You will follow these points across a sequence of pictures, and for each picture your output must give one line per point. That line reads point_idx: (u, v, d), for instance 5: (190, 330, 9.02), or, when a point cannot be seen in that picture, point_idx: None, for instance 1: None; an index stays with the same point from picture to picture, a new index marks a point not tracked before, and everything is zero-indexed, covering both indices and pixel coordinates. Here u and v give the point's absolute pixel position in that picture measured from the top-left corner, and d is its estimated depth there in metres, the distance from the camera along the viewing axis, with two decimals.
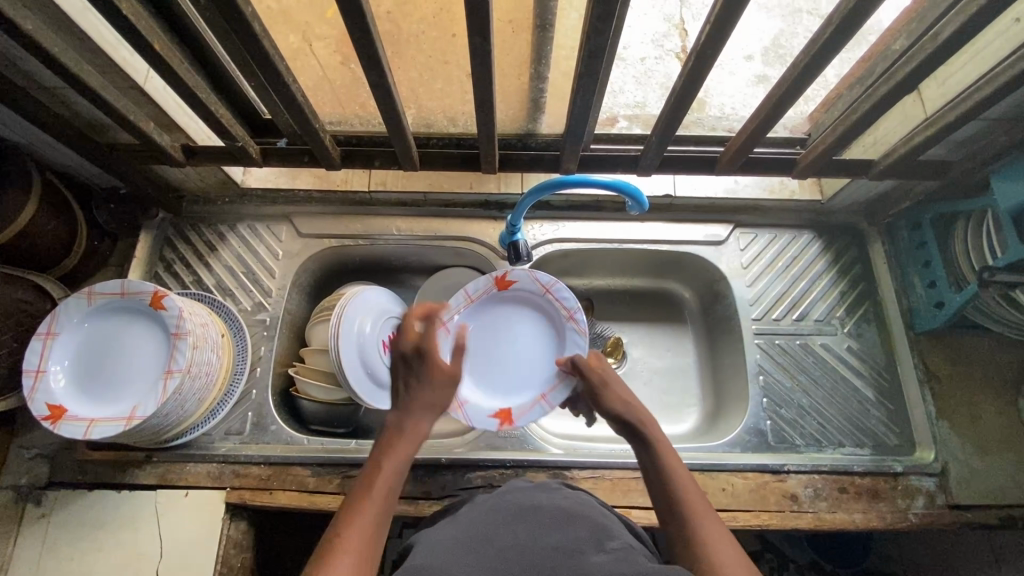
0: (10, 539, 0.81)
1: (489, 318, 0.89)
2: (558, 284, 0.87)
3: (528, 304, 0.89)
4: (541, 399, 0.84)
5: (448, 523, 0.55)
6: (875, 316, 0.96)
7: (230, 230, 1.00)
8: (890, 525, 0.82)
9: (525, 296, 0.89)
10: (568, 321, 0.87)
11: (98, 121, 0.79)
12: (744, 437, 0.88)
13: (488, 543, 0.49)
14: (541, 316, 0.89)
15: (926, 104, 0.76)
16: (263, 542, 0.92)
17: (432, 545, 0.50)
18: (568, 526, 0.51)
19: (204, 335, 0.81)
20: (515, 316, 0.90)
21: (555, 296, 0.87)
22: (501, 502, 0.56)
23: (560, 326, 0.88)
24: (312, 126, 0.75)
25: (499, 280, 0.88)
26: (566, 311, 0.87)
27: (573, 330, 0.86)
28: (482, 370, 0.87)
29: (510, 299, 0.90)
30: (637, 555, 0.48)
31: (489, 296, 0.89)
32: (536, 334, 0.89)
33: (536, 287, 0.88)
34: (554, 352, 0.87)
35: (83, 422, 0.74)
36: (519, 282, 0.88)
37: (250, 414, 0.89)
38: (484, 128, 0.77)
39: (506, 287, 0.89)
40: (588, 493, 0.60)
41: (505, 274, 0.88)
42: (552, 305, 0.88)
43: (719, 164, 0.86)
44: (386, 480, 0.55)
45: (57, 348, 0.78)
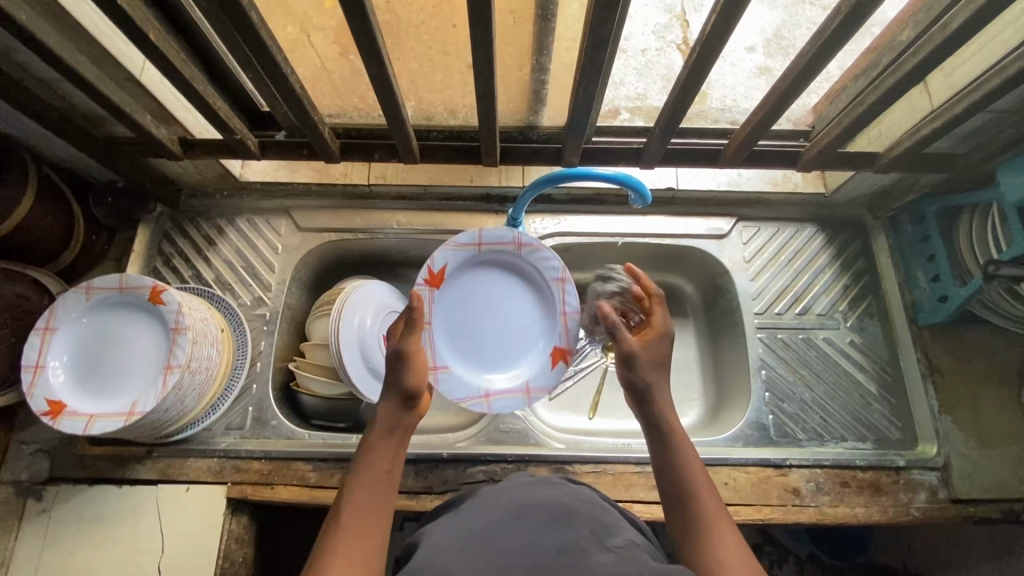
0: (11, 534, 0.81)
1: (459, 308, 0.86)
2: (485, 228, 0.84)
3: (471, 272, 0.86)
4: (566, 316, 0.86)
5: (450, 519, 0.56)
6: (878, 310, 0.95)
7: (228, 224, 0.99)
8: (892, 519, 0.82)
9: (466, 265, 0.86)
10: (520, 249, 0.85)
11: (94, 114, 0.78)
12: (746, 431, 0.88)
13: (490, 540, 0.49)
14: (498, 265, 0.87)
15: (932, 97, 0.76)
16: (264, 536, 0.92)
17: (435, 542, 0.50)
18: (571, 523, 0.51)
19: (204, 330, 0.80)
20: (478, 287, 0.87)
21: (489, 240, 0.85)
22: (504, 498, 0.56)
23: (518, 259, 0.86)
24: (311, 118, 0.74)
25: (431, 276, 0.84)
26: (513, 243, 0.85)
27: (529, 250, 0.85)
28: (508, 346, 0.86)
29: (459, 279, 0.86)
30: (640, 553, 0.48)
31: (443, 292, 0.85)
32: (505, 282, 0.87)
33: (468, 250, 0.85)
34: (534, 275, 0.87)
35: (83, 417, 0.74)
36: (449, 260, 0.85)
37: (250, 409, 0.89)
38: (485, 120, 0.76)
39: (441, 277, 0.85)
40: (590, 487, 0.60)
41: (430, 268, 0.83)
42: (495, 250, 0.86)
43: (722, 157, 0.85)
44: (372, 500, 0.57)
45: (55, 343, 0.77)
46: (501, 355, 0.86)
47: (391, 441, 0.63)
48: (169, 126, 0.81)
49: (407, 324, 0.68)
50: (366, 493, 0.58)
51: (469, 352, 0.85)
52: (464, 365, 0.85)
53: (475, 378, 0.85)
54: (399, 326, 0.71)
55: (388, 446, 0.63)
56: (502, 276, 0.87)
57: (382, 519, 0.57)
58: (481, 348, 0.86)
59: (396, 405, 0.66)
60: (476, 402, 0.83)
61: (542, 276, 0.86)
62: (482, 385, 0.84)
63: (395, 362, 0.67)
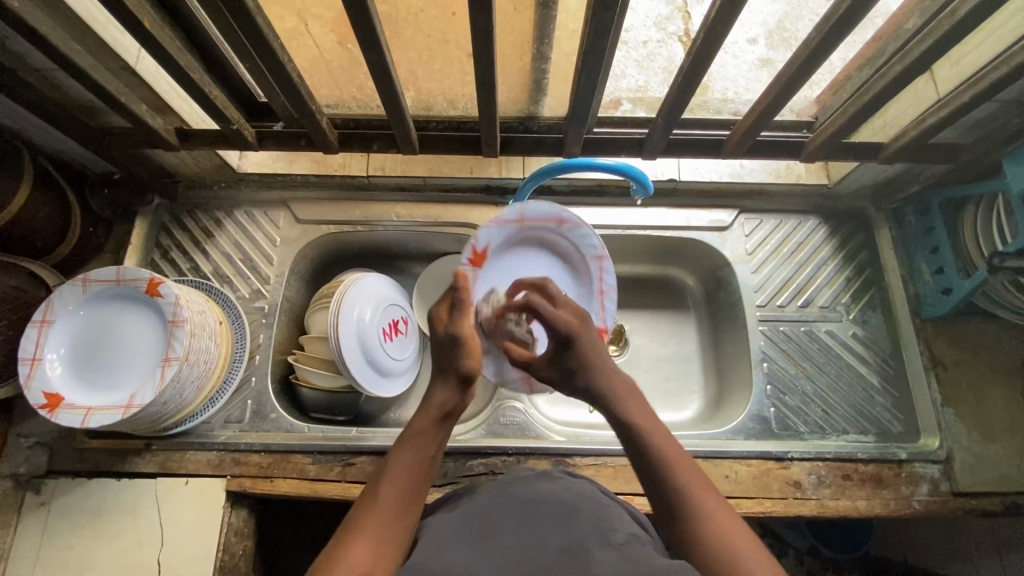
0: (10, 528, 0.80)
1: (502, 287, 0.84)
2: (529, 203, 0.81)
3: (510, 250, 0.85)
4: (604, 294, 0.87)
5: (449, 516, 0.54)
6: (881, 302, 0.94)
7: (226, 217, 0.98)
8: (893, 512, 0.81)
9: (508, 241, 0.84)
10: (560, 225, 0.85)
11: (90, 104, 0.77)
12: (748, 424, 0.88)
13: (490, 539, 0.48)
14: (537, 242, 0.86)
15: (938, 86, 0.75)
16: (264, 529, 0.92)
17: (434, 542, 0.49)
18: (572, 519, 0.50)
19: (202, 322, 0.80)
20: (520, 265, 0.85)
21: (530, 215, 0.82)
22: (502, 493, 0.55)
23: (558, 235, 0.86)
24: (309, 108, 0.73)
25: (475, 255, 0.82)
26: (556, 219, 0.84)
27: (569, 228, 0.85)
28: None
29: (502, 256, 0.84)
30: (642, 549, 0.47)
31: (485, 271, 0.83)
32: (544, 261, 0.86)
33: (511, 226, 0.83)
34: (573, 251, 0.87)
35: (81, 411, 0.74)
36: (491, 237, 0.82)
37: (249, 402, 0.88)
38: (485, 109, 0.75)
39: (484, 254, 0.83)
40: (590, 481, 0.60)
41: (473, 247, 0.81)
42: (537, 225, 0.84)
43: (725, 148, 0.84)
44: (404, 489, 0.56)
45: (53, 336, 0.77)
46: None
47: (438, 426, 0.63)
48: (165, 116, 0.80)
49: (453, 305, 0.71)
50: (403, 475, 0.57)
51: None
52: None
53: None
54: (444, 311, 0.72)
55: (434, 431, 0.62)
56: (541, 253, 0.86)
57: (414, 504, 0.55)
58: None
59: (450, 391, 0.65)
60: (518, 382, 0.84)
61: (581, 253, 0.87)
62: (525, 366, 0.84)
63: (451, 345, 0.68)
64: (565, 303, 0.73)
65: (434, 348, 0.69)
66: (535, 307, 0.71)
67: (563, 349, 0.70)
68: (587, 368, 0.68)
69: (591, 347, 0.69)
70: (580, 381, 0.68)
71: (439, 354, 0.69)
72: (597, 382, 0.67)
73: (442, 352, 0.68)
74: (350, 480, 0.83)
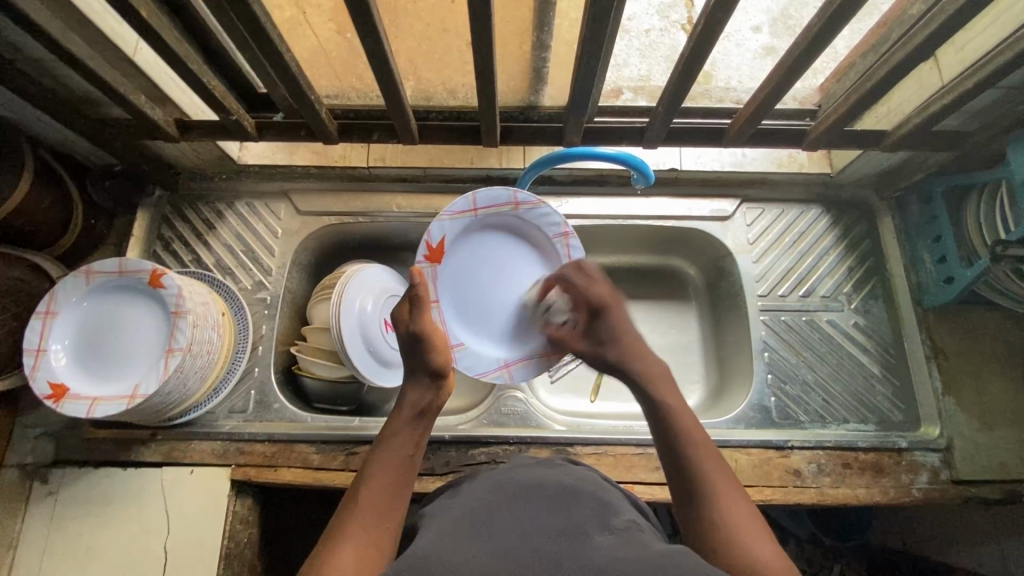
0: (18, 516, 0.82)
1: (462, 277, 0.84)
2: (480, 191, 0.82)
3: (468, 239, 0.84)
4: None
5: (452, 501, 0.55)
6: (883, 292, 0.94)
7: (228, 208, 0.98)
8: (893, 500, 0.82)
9: (463, 232, 0.84)
10: (518, 208, 0.84)
11: (89, 96, 0.77)
12: (748, 413, 0.88)
13: (492, 523, 0.49)
14: (495, 228, 0.86)
15: (943, 72, 0.74)
16: (269, 517, 0.93)
17: (436, 527, 0.50)
18: (573, 505, 0.51)
19: (204, 313, 0.80)
20: (477, 252, 0.85)
21: (483, 202, 0.82)
22: (503, 479, 0.56)
23: (517, 217, 0.86)
24: (308, 98, 0.73)
25: (431, 252, 0.82)
26: (511, 202, 0.83)
27: (526, 210, 0.84)
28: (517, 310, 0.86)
29: (458, 246, 0.84)
30: (643, 535, 0.48)
31: (443, 263, 0.83)
32: (505, 245, 0.86)
33: (465, 217, 0.83)
34: (537, 232, 0.86)
35: (85, 401, 0.74)
36: (445, 231, 0.82)
37: (253, 392, 0.89)
38: (484, 98, 0.75)
39: (438, 249, 0.82)
40: (591, 468, 0.61)
41: (427, 242, 0.81)
42: (492, 211, 0.84)
43: (727, 136, 0.83)
44: (387, 488, 0.57)
45: (57, 327, 0.77)
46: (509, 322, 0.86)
47: (413, 424, 0.64)
48: (166, 107, 0.80)
49: (412, 303, 0.69)
50: (383, 474, 0.58)
51: (479, 323, 0.85)
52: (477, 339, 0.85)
53: (490, 350, 0.85)
54: (404, 311, 0.71)
55: (410, 430, 0.64)
56: (503, 237, 0.86)
57: (397, 501, 0.57)
58: (491, 319, 0.85)
59: (423, 390, 0.67)
60: (497, 373, 0.83)
61: (545, 233, 0.86)
62: (499, 356, 0.84)
63: (416, 345, 0.68)
64: (600, 282, 0.77)
65: (401, 349, 0.70)
66: (575, 281, 0.78)
67: (598, 320, 0.75)
68: (621, 338, 0.73)
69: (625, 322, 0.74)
70: (610, 353, 0.73)
71: (408, 353, 0.69)
72: (635, 354, 0.71)
73: (410, 354, 0.69)
74: (353, 469, 0.84)
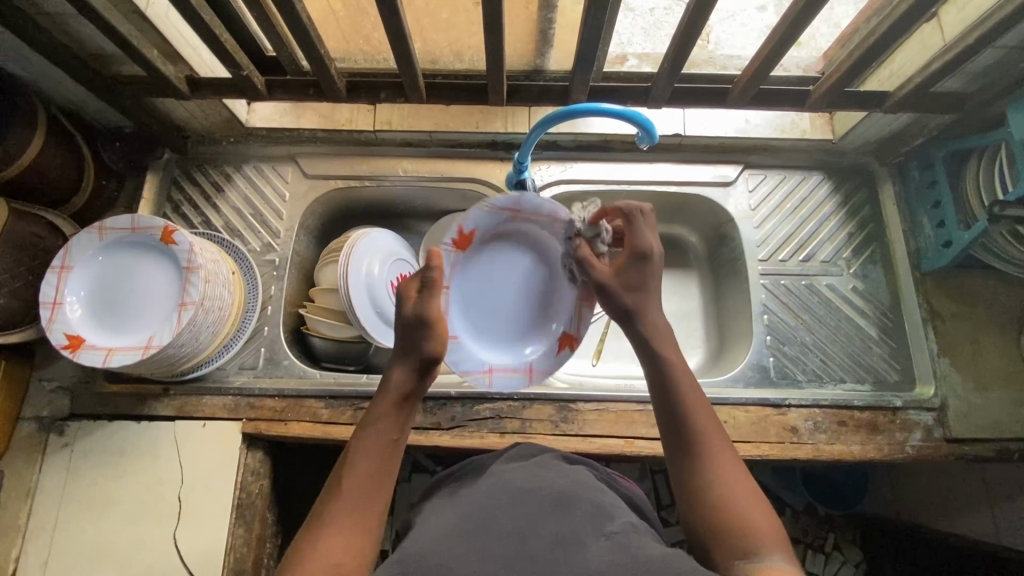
0: (37, 465, 0.84)
1: (482, 277, 0.82)
2: (528, 197, 0.77)
3: (498, 237, 0.81)
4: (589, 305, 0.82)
5: (451, 503, 0.59)
6: (882, 257, 0.96)
7: (236, 171, 0.99)
8: (886, 456, 0.84)
9: (496, 229, 0.80)
10: (561, 224, 0.79)
11: (102, 51, 0.78)
12: (747, 372, 0.90)
13: (490, 527, 0.52)
14: (529, 236, 0.82)
15: (945, 31, 0.74)
16: (281, 472, 0.96)
17: (435, 528, 0.53)
18: (569, 509, 0.54)
19: (215, 270, 0.82)
20: (504, 257, 0.82)
21: (527, 207, 0.78)
22: (500, 482, 0.59)
23: (554, 234, 0.81)
24: (318, 53, 0.74)
25: (459, 237, 0.78)
26: (553, 216, 0.79)
27: (567, 230, 0.79)
28: (524, 321, 0.84)
29: (487, 244, 0.81)
30: (636, 539, 0.51)
31: (468, 256, 0.80)
32: (536, 258, 0.82)
33: (504, 215, 0.79)
34: (564, 258, 0.82)
35: (102, 351, 0.76)
36: (480, 221, 0.79)
37: (262, 349, 0.91)
38: (492, 56, 0.75)
39: (469, 241, 0.79)
40: (585, 468, 0.65)
41: (459, 227, 0.78)
42: (531, 217, 0.80)
43: (729, 97, 0.84)
44: (362, 482, 0.57)
45: (72, 280, 0.79)
46: (509, 333, 0.84)
47: (398, 411, 0.62)
48: (175, 64, 0.81)
49: (423, 285, 0.66)
50: (366, 465, 0.58)
51: (479, 323, 0.82)
52: (474, 339, 0.82)
53: (477, 352, 0.82)
54: (411, 287, 0.67)
55: (394, 415, 0.62)
56: (537, 249, 0.82)
57: (378, 499, 0.57)
58: (493, 323, 0.83)
59: (409, 373, 0.63)
60: (478, 376, 0.82)
61: (573, 262, 0.82)
62: (488, 361, 0.82)
63: (418, 327, 0.64)
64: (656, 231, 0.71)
65: (399, 327, 0.66)
66: (634, 220, 0.70)
67: (638, 264, 0.69)
68: (648, 294, 0.69)
69: (655, 281, 0.70)
70: (631, 300, 0.69)
71: (403, 336, 0.65)
72: (652, 312, 0.68)
73: (404, 334, 0.65)
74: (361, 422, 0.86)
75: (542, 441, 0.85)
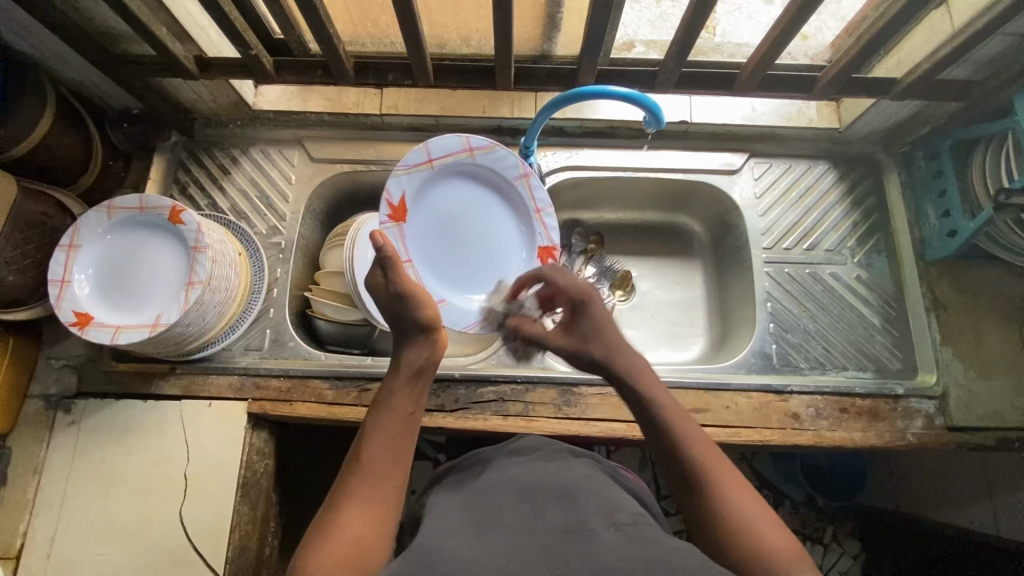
0: (44, 442, 0.85)
1: (435, 231, 0.84)
2: (433, 140, 0.80)
3: (429, 191, 0.83)
4: (541, 212, 0.88)
5: (458, 498, 0.60)
6: (886, 247, 0.96)
7: (242, 154, 0.99)
8: (888, 444, 0.84)
9: (422, 185, 0.82)
10: (474, 154, 0.84)
11: (110, 29, 0.78)
12: (750, 359, 0.91)
13: (499, 526, 0.53)
14: (456, 178, 0.85)
15: (954, 18, 0.74)
16: (285, 454, 0.96)
17: (444, 521, 0.54)
18: (578, 504, 0.55)
19: (223, 250, 0.82)
20: (443, 205, 0.84)
21: (438, 152, 0.81)
22: (508, 483, 0.60)
23: (474, 165, 0.85)
24: (327, 33, 0.74)
25: (393, 211, 0.80)
26: (467, 149, 0.83)
27: (484, 155, 0.84)
28: (494, 256, 0.87)
29: (420, 202, 0.82)
30: (645, 529, 0.52)
31: (410, 220, 0.82)
32: (473, 194, 0.86)
33: (421, 170, 0.81)
34: (494, 176, 0.86)
35: (110, 328, 0.77)
36: (404, 186, 0.80)
37: (268, 331, 0.92)
38: (500, 38, 0.75)
39: (405, 207, 0.81)
40: (591, 466, 0.65)
41: (388, 201, 0.79)
42: (448, 160, 0.83)
43: (736, 83, 0.84)
44: (384, 458, 0.58)
45: (81, 258, 0.80)
46: (486, 273, 0.87)
47: (414, 383, 0.64)
48: (184, 43, 0.81)
49: (384, 266, 0.65)
50: (381, 439, 0.59)
51: (456, 276, 0.85)
52: (458, 292, 0.85)
53: (471, 304, 0.85)
54: (377, 276, 0.67)
55: (410, 390, 0.64)
56: (469, 188, 0.86)
57: (397, 476, 0.58)
58: (466, 269, 0.86)
59: (419, 347, 0.66)
60: (485, 323, 0.84)
61: (503, 176, 0.86)
62: (484, 307, 0.85)
63: (399, 303, 0.65)
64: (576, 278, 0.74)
65: (384, 312, 0.67)
66: (554, 278, 0.75)
67: (580, 315, 0.72)
68: (602, 339, 0.69)
69: (608, 319, 0.71)
70: (596, 350, 0.69)
71: (395, 319, 0.67)
72: (618, 351, 0.68)
73: (395, 316, 0.67)
74: (366, 403, 0.87)
75: (544, 424, 0.85)
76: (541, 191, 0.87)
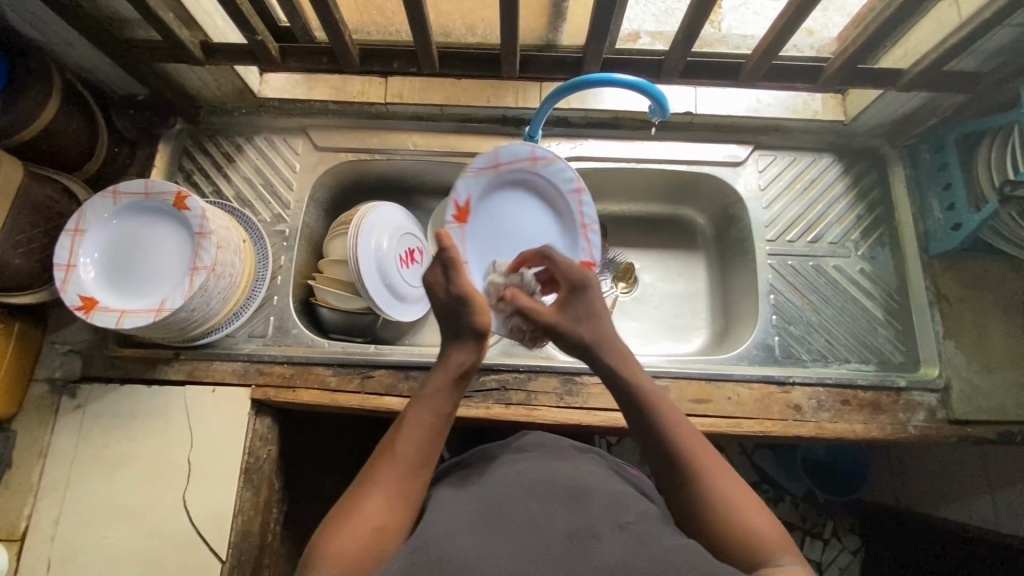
0: (49, 426, 0.86)
1: (490, 236, 0.89)
2: (501, 146, 0.85)
3: (492, 196, 0.89)
4: (587, 228, 0.89)
5: (463, 492, 0.60)
6: (890, 240, 0.96)
7: (247, 142, 1.00)
8: (889, 436, 0.84)
9: (487, 189, 0.88)
10: (537, 164, 0.87)
11: (118, 13, 0.79)
12: (752, 351, 0.91)
13: (504, 521, 0.52)
14: (518, 186, 0.90)
15: (961, 8, 0.74)
16: (288, 441, 0.97)
17: (450, 518, 0.54)
18: (584, 502, 0.55)
19: (227, 237, 0.83)
20: (502, 211, 0.90)
21: (506, 160, 0.86)
22: (514, 477, 0.60)
23: (535, 174, 0.89)
24: (333, 19, 0.74)
25: (457, 211, 0.87)
26: (529, 158, 0.86)
27: (545, 167, 0.87)
28: None
29: (483, 205, 0.89)
30: (651, 529, 0.52)
31: (471, 222, 0.88)
32: (530, 203, 0.91)
33: (486, 174, 0.87)
34: (551, 188, 0.90)
35: (115, 313, 0.77)
36: (471, 189, 0.87)
37: (271, 318, 0.92)
38: (506, 26, 0.75)
39: (468, 209, 0.88)
40: (596, 462, 0.66)
41: (454, 201, 0.87)
42: (512, 167, 0.87)
43: (742, 72, 0.84)
44: (415, 454, 0.58)
45: (86, 243, 0.80)
46: None
47: (457, 386, 0.64)
48: (190, 29, 0.81)
49: (447, 266, 0.71)
50: (418, 434, 0.59)
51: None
52: None
53: None
54: (436, 274, 0.72)
55: (452, 390, 0.64)
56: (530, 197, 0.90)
57: (423, 473, 0.58)
58: None
59: (466, 350, 0.67)
60: None
61: (559, 188, 0.89)
62: None
63: (458, 305, 0.69)
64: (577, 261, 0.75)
65: (440, 310, 0.70)
66: (556, 256, 0.76)
67: (578, 296, 0.72)
68: (599, 321, 0.70)
69: (602, 306, 0.72)
70: (586, 333, 0.69)
71: (448, 318, 0.70)
72: (611, 337, 0.69)
73: (449, 314, 0.69)
74: (369, 390, 0.87)
75: (546, 413, 0.86)
76: (591, 209, 0.89)
